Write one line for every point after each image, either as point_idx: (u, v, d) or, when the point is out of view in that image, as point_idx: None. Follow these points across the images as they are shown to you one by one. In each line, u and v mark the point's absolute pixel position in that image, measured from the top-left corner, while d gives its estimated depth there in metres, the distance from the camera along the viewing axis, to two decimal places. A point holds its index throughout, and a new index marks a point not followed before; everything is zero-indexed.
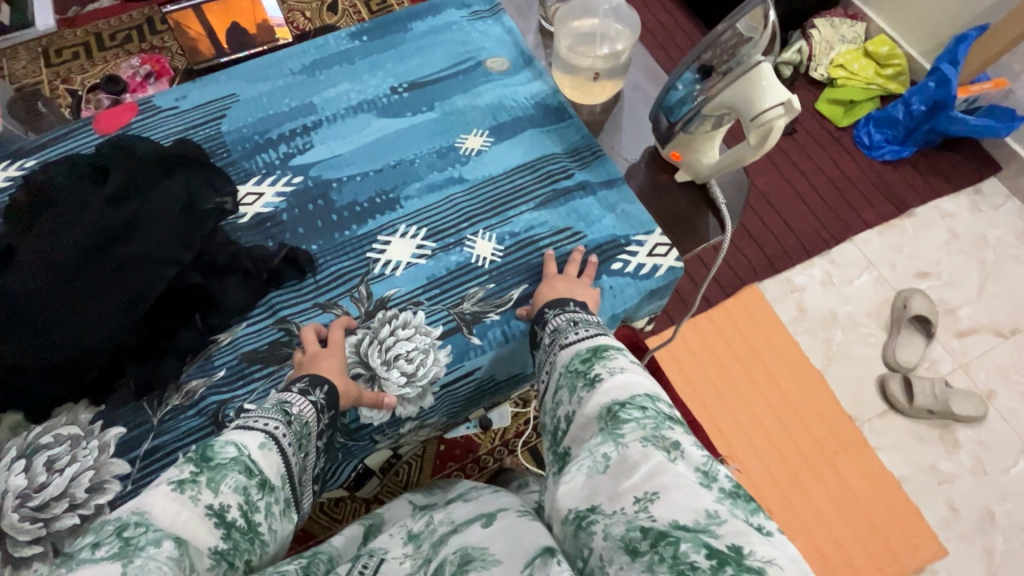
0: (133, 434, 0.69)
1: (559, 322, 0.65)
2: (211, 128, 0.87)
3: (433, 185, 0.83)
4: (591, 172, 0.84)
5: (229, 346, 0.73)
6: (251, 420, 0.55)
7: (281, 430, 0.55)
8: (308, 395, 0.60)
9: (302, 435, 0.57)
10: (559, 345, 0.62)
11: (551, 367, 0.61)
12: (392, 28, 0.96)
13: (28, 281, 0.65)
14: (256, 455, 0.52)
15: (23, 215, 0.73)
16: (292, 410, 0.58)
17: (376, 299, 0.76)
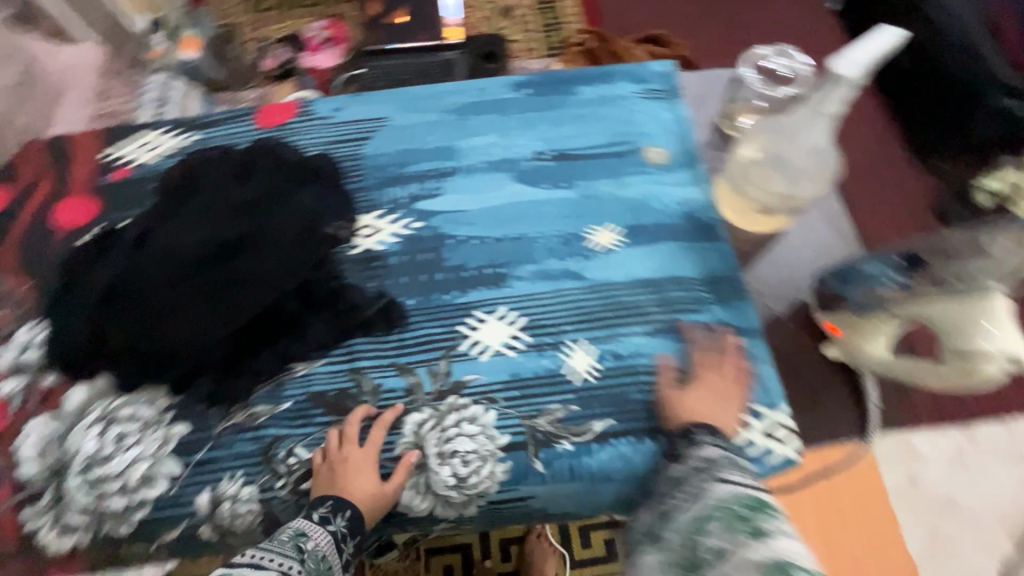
0: (195, 436, 0.71)
1: (720, 455, 0.59)
2: (354, 147, 0.87)
3: (547, 273, 0.77)
4: (722, 313, 0.74)
5: (302, 379, 0.72)
6: (263, 558, 0.56)
7: (293, 569, 0.56)
8: (326, 526, 0.61)
9: (315, 572, 0.58)
10: (711, 474, 0.56)
11: (697, 495, 0.55)
12: (556, 86, 0.90)
13: (155, 271, 0.70)
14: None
15: (171, 197, 0.78)
16: (307, 544, 0.59)
17: (453, 379, 0.71)
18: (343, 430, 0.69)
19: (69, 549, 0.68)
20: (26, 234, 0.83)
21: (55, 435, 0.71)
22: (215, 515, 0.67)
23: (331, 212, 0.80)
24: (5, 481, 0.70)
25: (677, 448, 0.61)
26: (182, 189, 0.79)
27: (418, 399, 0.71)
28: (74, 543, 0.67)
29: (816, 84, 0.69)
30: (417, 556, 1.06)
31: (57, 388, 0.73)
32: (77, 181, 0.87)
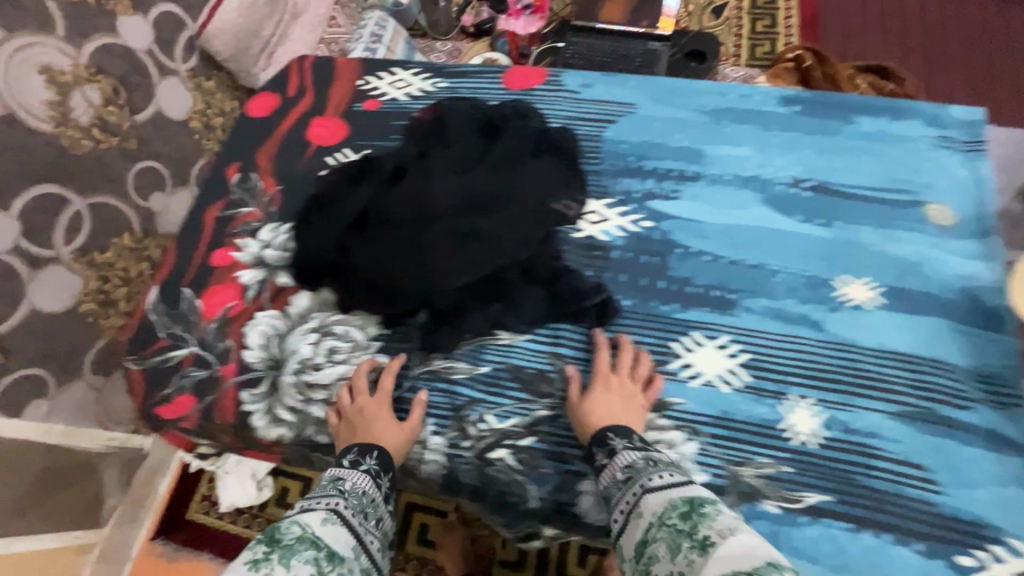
0: (392, 373, 0.73)
1: (638, 459, 0.59)
2: (596, 128, 0.84)
3: (783, 313, 0.69)
4: (994, 419, 0.62)
5: (504, 348, 0.72)
6: (309, 504, 0.59)
7: (339, 505, 0.59)
8: (358, 466, 0.63)
9: (361, 505, 0.61)
10: (641, 486, 0.56)
11: (637, 514, 0.55)
12: (832, 111, 0.81)
13: (406, 208, 0.72)
14: (319, 530, 0.55)
15: (424, 141, 0.81)
16: (346, 484, 0.62)
17: (656, 397, 0.67)
18: (535, 412, 0.68)
19: (273, 439, 0.72)
20: (283, 143, 0.91)
21: (276, 331, 0.77)
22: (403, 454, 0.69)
23: (562, 188, 0.79)
24: (230, 359, 0.77)
25: (595, 457, 0.62)
26: (433, 134, 0.81)
27: None
28: (278, 436, 0.72)
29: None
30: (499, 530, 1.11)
31: (288, 289, 0.79)
32: (332, 103, 0.93)
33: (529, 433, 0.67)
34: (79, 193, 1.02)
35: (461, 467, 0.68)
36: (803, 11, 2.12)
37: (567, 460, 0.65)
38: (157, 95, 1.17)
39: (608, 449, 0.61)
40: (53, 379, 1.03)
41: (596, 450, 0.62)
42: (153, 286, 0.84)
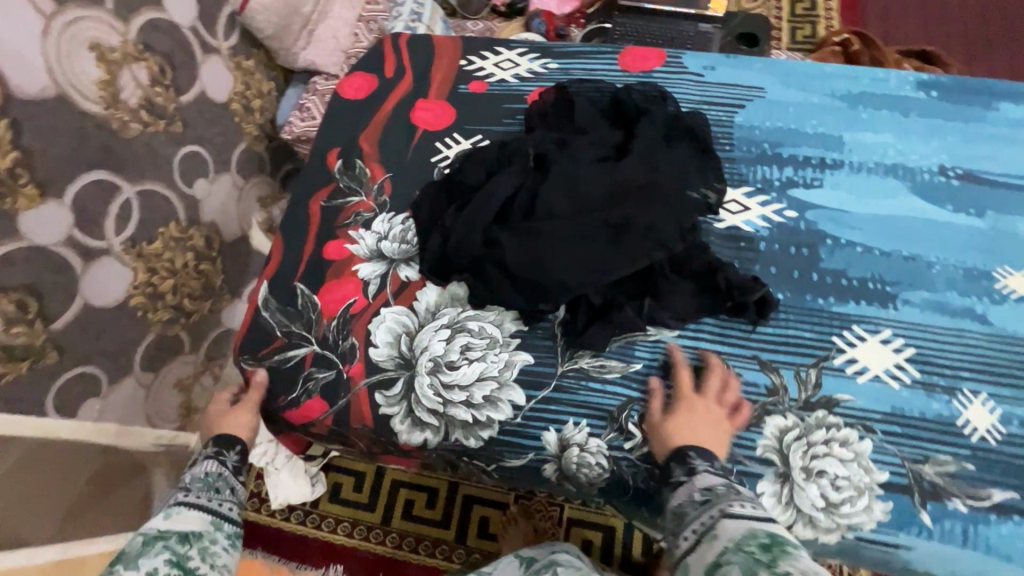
0: (538, 371, 0.69)
1: (723, 487, 0.53)
2: (727, 113, 0.81)
3: (945, 306, 0.68)
4: None
5: (656, 344, 0.69)
6: (160, 510, 0.59)
7: (187, 494, 0.60)
8: (204, 459, 0.66)
9: (211, 484, 0.63)
10: (721, 511, 0.50)
11: (710, 538, 0.48)
12: (974, 97, 0.78)
13: (557, 202, 0.69)
14: (166, 523, 0.56)
15: (555, 130, 0.77)
16: (195, 474, 0.64)
17: (823, 393, 0.65)
18: None
19: (417, 443, 0.70)
20: (386, 128, 0.86)
21: (406, 329, 0.72)
22: (563, 457, 0.67)
23: (700, 175, 0.75)
24: (356, 358, 0.72)
25: (673, 473, 0.57)
26: (566, 123, 0.78)
27: (781, 400, 0.65)
28: (423, 440, 0.69)
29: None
30: (558, 520, 1.06)
31: (414, 283, 0.74)
32: (435, 85, 0.88)
33: None
34: (129, 177, 0.92)
35: (625, 468, 0.66)
36: None
37: (737, 460, 0.63)
38: (201, 75, 1.06)
39: (688, 466, 0.56)
40: (105, 378, 0.94)
41: (674, 464, 0.57)
42: (258, 281, 0.79)
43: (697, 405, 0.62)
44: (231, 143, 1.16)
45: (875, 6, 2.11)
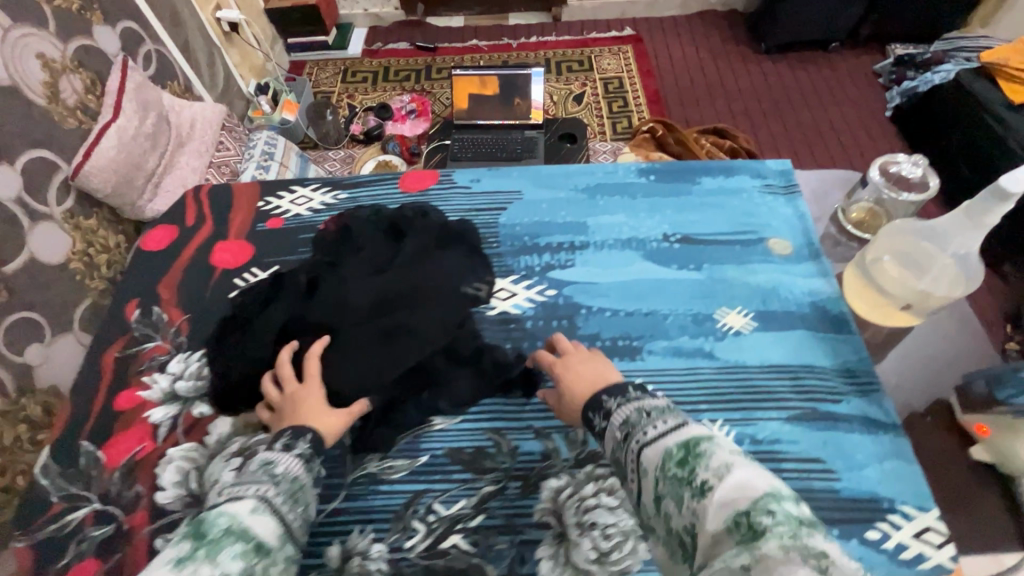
0: (329, 483, 0.71)
1: (633, 412, 0.55)
2: (492, 216, 0.94)
3: (680, 350, 0.79)
4: (864, 404, 0.74)
5: (439, 434, 0.74)
6: (238, 490, 0.55)
7: (268, 492, 0.55)
8: (291, 450, 0.61)
9: (292, 491, 0.57)
10: (638, 442, 0.52)
11: (644, 472, 0.50)
12: (682, 175, 0.98)
13: (331, 320, 0.78)
14: (248, 519, 0.51)
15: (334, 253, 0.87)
16: (276, 468, 0.58)
17: (590, 448, 0.72)
18: (481, 489, 0.70)
19: None
20: (186, 273, 0.91)
21: (196, 466, 0.72)
22: (343, 570, 0.65)
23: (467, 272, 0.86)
24: (140, 506, 0.70)
25: (593, 423, 0.60)
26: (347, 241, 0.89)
27: (554, 462, 0.72)
28: None
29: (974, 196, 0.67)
30: None
31: (206, 418, 0.76)
32: (234, 226, 0.96)
33: (479, 511, 0.68)
34: None
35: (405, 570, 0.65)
36: (649, 89, 2.57)
37: (518, 531, 0.67)
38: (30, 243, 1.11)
39: (602, 410, 0.59)
40: None
41: (596, 412, 0.60)
42: (48, 446, 0.77)
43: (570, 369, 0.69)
44: (68, 305, 1.16)
45: (673, 97, 2.57)
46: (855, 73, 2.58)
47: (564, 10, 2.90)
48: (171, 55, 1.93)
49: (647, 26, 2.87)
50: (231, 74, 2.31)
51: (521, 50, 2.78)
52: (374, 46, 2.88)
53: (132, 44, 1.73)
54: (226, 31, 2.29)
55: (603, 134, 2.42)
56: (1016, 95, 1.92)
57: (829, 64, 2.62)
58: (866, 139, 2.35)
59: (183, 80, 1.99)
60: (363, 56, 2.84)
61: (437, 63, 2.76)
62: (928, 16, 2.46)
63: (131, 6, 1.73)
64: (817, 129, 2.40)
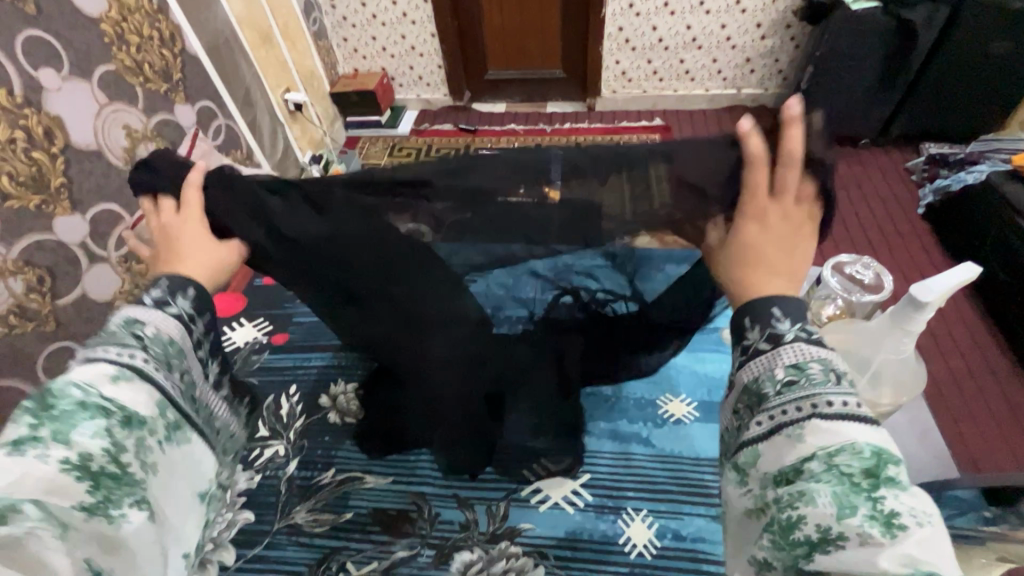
0: (254, 529, 0.80)
1: (816, 369, 0.53)
2: None
3: (617, 433, 0.87)
4: None
5: (369, 491, 0.83)
6: (97, 352, 0.58)
7: (136, 357, 0.59)
8: (164, 308, 0.64)
9: (164, 355, 0.62)
10: (807, 406, 0.51)
11: (794, 435, 0.51)
12: None
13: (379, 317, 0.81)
14: (106, 390, 0.55)
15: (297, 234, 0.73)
16: (143, 331, 0.61)
17: (508, 524, 0.78)
18: (394, 553, 0.76)
19: None
20: None
21: None
22: None
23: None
24: None
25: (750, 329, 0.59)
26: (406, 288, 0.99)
27: (471, 533, 0.78)
28: None
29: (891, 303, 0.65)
30: None
31: None
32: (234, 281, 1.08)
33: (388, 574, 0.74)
34: None
35: None
36: None
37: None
38: None
39: (767, 330, 0.58)
40: None
41: (754, 326, 0.59)
42: None
43: (767, 215, 0.65)
44: None
45: None
46: (888, 169, 2.55)
47: (598, 100, 3.10)
48: (238, 129, 2.21)
49: (677, 118, 3.00)
50: (291, 146, 2.61)
51: (554, 135, 2.97)
52: (421, 126, 3.17)
53: (205, 119, 2.01)
54: (292, 109, 2.61)
55: None
56: None
57: (858, 158, 2.62)
58: (895, 232, 2.29)
59: (246, 149, 2.26)
60: (411, 134, 3.13)
61: (475, 144, 2.99)
62: (963, 118, 2.44)
63: (211, 88, 2.04)
64: (844, 221, 2.36)
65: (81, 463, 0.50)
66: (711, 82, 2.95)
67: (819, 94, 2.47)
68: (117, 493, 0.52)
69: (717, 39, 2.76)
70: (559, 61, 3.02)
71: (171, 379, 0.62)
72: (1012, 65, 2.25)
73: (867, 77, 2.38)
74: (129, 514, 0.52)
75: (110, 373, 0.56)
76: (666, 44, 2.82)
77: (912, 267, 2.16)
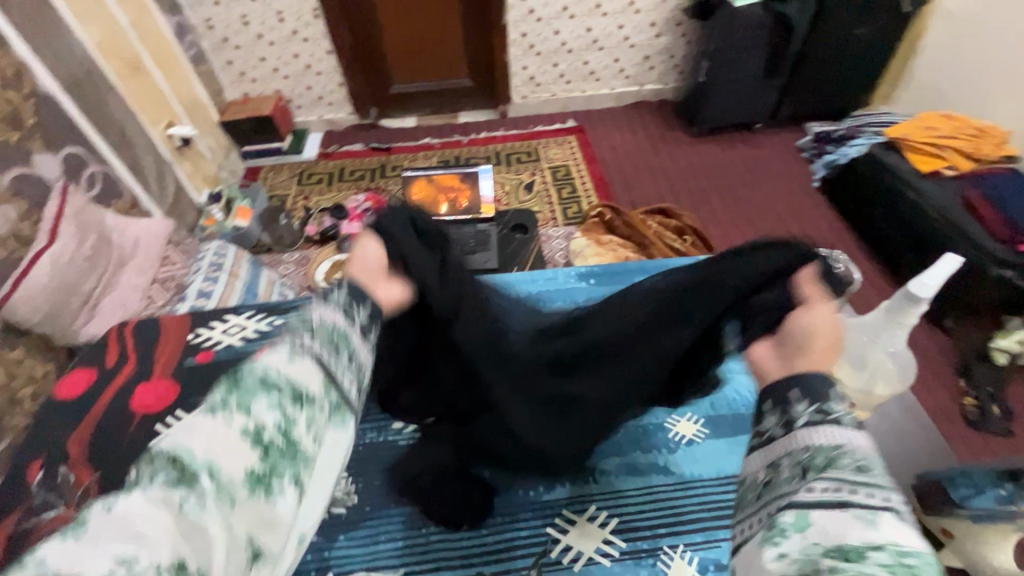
0: None
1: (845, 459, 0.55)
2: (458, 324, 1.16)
3: (631, 473, 1.11)
4: None
5: None
6: (279, 337, 0.61)
7: (308, 338, 0.61)
8: (332, 299, 0.67)
9: (332, 338, 0.63)
10: (878, 498, 0.51)
11: (856, 515, 0.50)
12: (619, 277, 1.19)
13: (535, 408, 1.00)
14: (288, 367, 0.58)
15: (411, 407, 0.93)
16: (318, 318, 0.65)
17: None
18: None
19: None
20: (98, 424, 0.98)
21: None
22: None
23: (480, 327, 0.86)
24: None
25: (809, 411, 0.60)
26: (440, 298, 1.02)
27: None
28: None
29: (884, 300, 0.82)
30: None
31: None
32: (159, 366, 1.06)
33: None
34: None
35: None
36: (595, 174, 2.71)
37: None
38: None
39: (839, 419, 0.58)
40: None
41: (773, 412, 0.63)
42: None
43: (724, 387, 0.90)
44: None
45: (617, 179, 2.71)
46: (782, 150, 2.77)
47: (510, 106, 3.08)
48: (117, 175, 1.92)
49: (589, 118, 3.07)
50: (183, 186, 2.33)
51: (471, 146, 2.92)
52: (329, 149, 2.97)
53: (74, 167, 1.71)
54: (179, 145, 2.32)
55: (555, 218, 2.51)
56: (923, 165, 2.08)
57: (756, 141, 2.82)
58: (799, 205, 2.50)
59: (130, 196, 1.98)
60: (318, 158, 2.92)
61: (392, 162, 2.86)
62: (837, 98, 2.72)
63: (75, 131, 1.74)
64: (755, 202, 2.53)
65: (257, 436, 0.53)
66: (616, 81, 3.04)
67: (716, 85, 2.63)
68: (281, 465, 0.54)
69: (616, 39, 2.86)
70: (465, 70, 2.97)
71: (341, 367, 0.63)
72: (871, 50, 2.54)
73: (754, 67, 2.58)
74: (294, 490, 0.54)
75: (284, 358, 0.58)
76: (570, 47, 2.87)
77: (817, 237, 2.37)
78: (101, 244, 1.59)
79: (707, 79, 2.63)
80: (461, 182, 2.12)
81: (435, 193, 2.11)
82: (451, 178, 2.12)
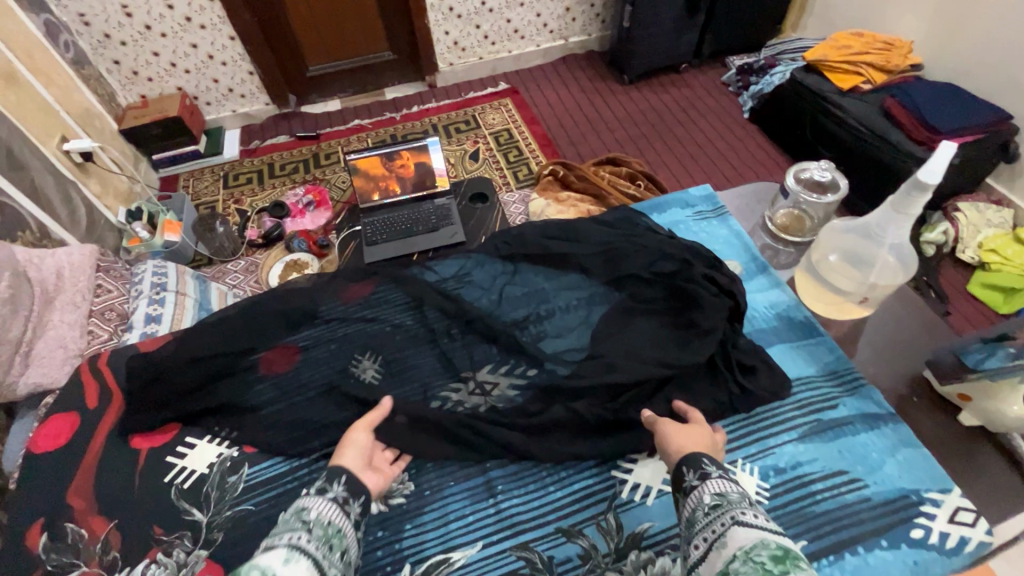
0: None
1: (736, 495, 0.71)
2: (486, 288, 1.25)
3: None
4: None
5: (463, 567, 0.93)
6: (277, 537, 0.68)
7: (303, 537, 0.68)
8: (324, 494, 0.77)
9: (323, 535, 0.71)
10: (733, 518, 0.67)
11: (721, 545, 0.64)
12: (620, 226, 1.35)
13: None
14: (282, 565, 0.62)
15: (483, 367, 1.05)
16: (308, 512, 0.73)
17: None
18: None
19: None
20: (112, 474, 0.96)
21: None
22: None
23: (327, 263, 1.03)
24: None
25: (687, 475, 0.78)
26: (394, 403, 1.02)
27: (593, 556, 0.93)
28: None
29: (892, 195, 0.94)
30: None
31: None
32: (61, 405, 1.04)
33: None
34: None
35: None
36: (539, 134, 2.67)
37: None
38: None
39: (701, 472, 0.77)
40: None
41: (690, 470, 0.78)
42: None
43: None
44: None
45: (561, 135, 2.70)
46: (709, 86, 2.87)
47: (437, 76, 2.97)
48: (17, 204, 1.66)
49: (519, 78, 3.02)
50: (94, 206, 2.07)
51: (406, 121, 2.79)
52: (252, 145, 2.75)
53: None
54: (79, 161, 2.05)
55: (509, 181, 2.48)
56: (843, 82, 2.23)
57: (683, 82, 2.90)
58: (734, 137, 2.62)
59: (38, 227, 1.72)
60: (242, 156, 2.69)
61: (324, 149, 2.69)
62: (752, 31, 2.84)
63: None
64: (695, 140, 2.61)
65: None
66: (540, 37, 3.00)
67: (642, 29, 2.65)
68: None
69: None
70: (386, 42, 2.80)
71: (327, 559, 0.68)
72: None
73: (674, 8, 2.62)
74: None
75: (284, 551, 0.64)
76: (491, 7, 2.78)
77: (756, 164, 2.49)
78: (18, 281, 1.35)
79: (632, 25, 2.64)
80: (388, 167, 1.96)
81: (365, 183, 1.97)
82: (376, 164, 1.95)
